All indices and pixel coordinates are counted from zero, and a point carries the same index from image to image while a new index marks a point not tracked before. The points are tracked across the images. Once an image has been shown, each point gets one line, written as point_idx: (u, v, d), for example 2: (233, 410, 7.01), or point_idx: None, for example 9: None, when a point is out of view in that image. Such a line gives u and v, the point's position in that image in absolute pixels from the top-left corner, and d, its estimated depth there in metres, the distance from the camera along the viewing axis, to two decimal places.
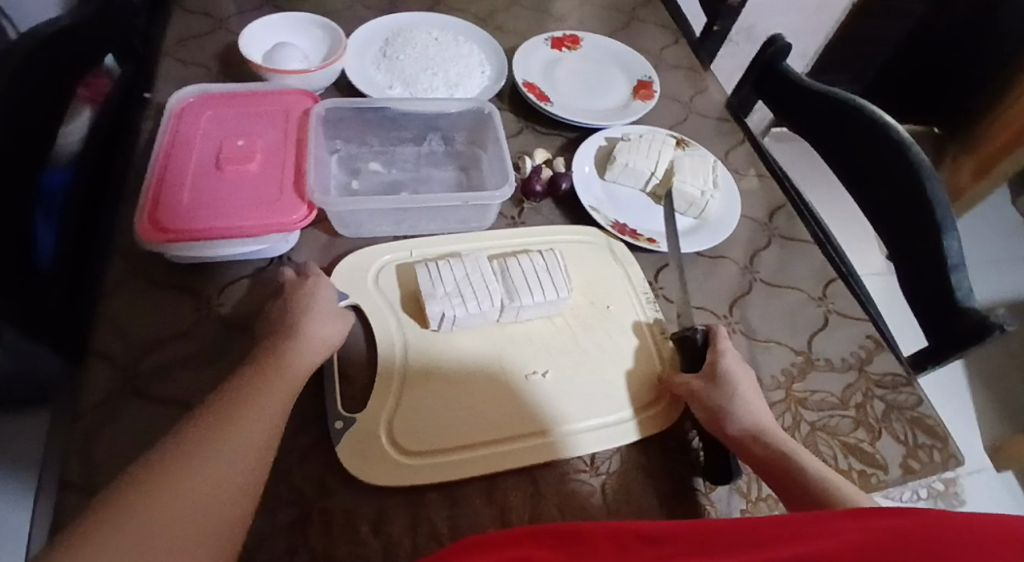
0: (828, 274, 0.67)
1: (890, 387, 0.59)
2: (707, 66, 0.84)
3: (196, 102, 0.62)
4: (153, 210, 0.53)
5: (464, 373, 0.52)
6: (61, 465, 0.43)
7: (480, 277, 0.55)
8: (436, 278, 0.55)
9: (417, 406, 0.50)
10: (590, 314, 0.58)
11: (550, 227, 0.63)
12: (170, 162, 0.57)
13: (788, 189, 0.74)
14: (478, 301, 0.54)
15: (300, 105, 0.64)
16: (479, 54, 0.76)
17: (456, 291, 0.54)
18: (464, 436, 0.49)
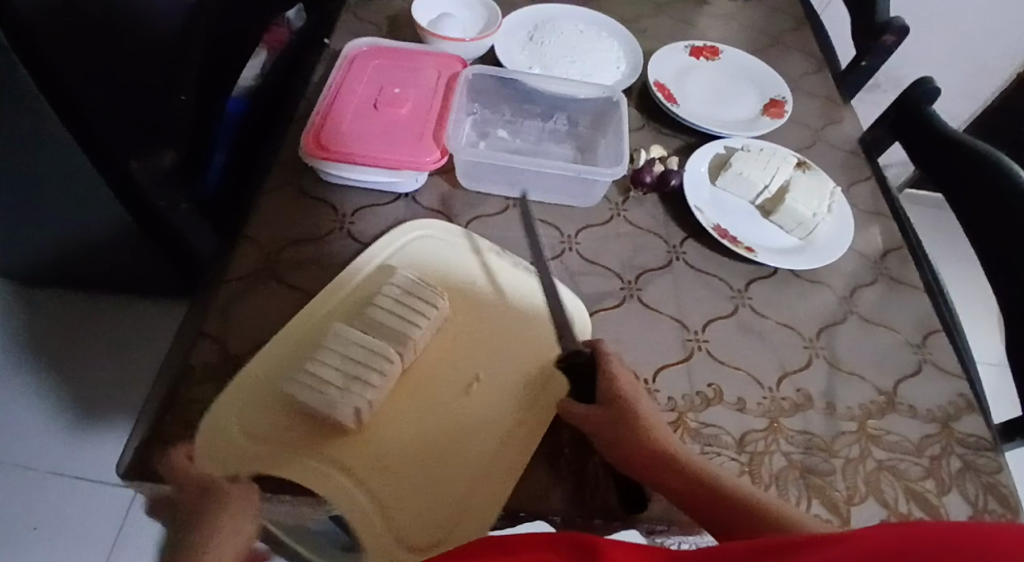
0: (932, 324, 0.65)
1: (973, 448, 0.56)
2: (846, 100, 0.83)
3: (365, 52, 0.70)
4: (314, 133, 0.62)
5: (382, 437, 0.47)
6: (201, 318, 0.52)
7: (357, 350, 0.47)
8: (315, 376, 0.46)
9: (356, 480, 0.45)
10: (517, 282, 0.59)
11: (395, 236, 0.59)
12: (336, 96, 0.65)
13: (907, 233, 0.72)
14: (372, 373, 0.47)
15: (451, 67, 0.71)
16: (620, 51, 0.80)
17: (341, 377, 0.46)
18: (453, 504, 0.45)
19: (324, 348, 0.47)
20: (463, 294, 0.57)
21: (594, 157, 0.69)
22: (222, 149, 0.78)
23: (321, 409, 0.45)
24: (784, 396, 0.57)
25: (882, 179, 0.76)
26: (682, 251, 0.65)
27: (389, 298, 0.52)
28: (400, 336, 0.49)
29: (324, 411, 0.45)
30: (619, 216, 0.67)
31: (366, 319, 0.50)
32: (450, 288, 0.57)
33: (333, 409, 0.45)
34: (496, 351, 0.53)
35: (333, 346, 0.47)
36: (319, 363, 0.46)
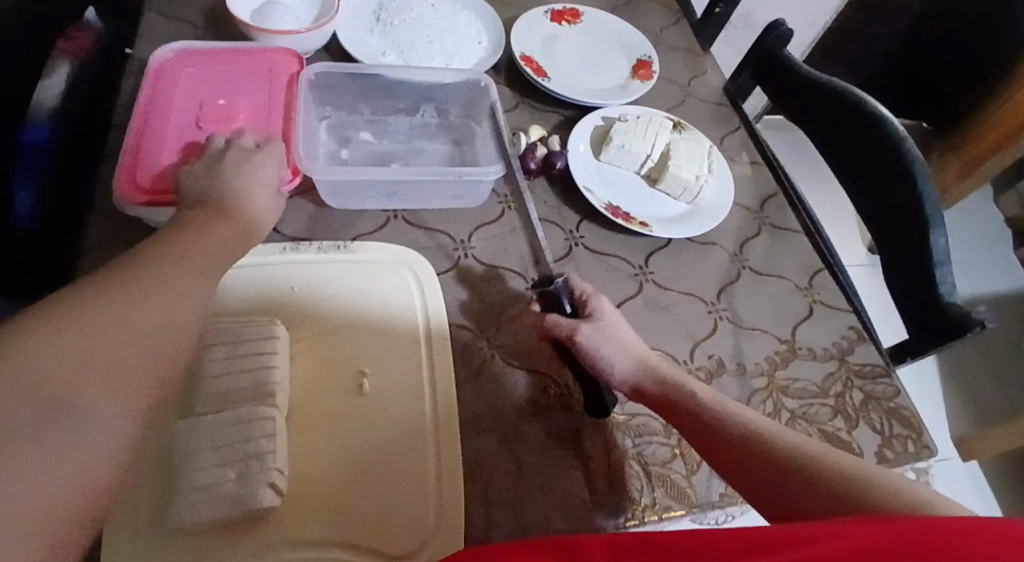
0: (815, 264, 0.67)
1: (869, 378, 0.60)
2: (706, 49, 0.84)
3: (178, 59, 0.60)
4: (130, 169, 0.52)
5: (310, 486, 0.46)
6: None
7: (222, 433, 0.44)
8: (198, 481, 0.43)
9: (307, 538, 0.44)
10: (395, 279, 0.56)
11: None
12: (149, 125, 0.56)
13: (780, 177, 0.74)
14: (259, 439, 0.44)
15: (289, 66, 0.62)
16: (478, 24, 0.74)
17: (224, 465, 0.43)
18: (415, 504, 0.46)
19: (187, 449, 0.44)
20: (310, 324, 0.53)
21: (471, 150, 0.64)
22: (29, 182, 0.55)
23: (230, 509, 0.42)
24: (700, 366, 0.57)
25: (750, 126, 0.77)
26: (579, 235, 0.63)
27: (217, 363, 0.48)
28: (260, 390, 0.47)
29: (235, 508, 0.42)
30: (509, 208, 0.63)
31: (212, 398, 0.46)
32: (314, 326, 0.53)
33: (241, 499, 0.42)
34: (365, 378, 0.51)
35: (198, 443, 0.44)
36: (194, 463, 0.43)
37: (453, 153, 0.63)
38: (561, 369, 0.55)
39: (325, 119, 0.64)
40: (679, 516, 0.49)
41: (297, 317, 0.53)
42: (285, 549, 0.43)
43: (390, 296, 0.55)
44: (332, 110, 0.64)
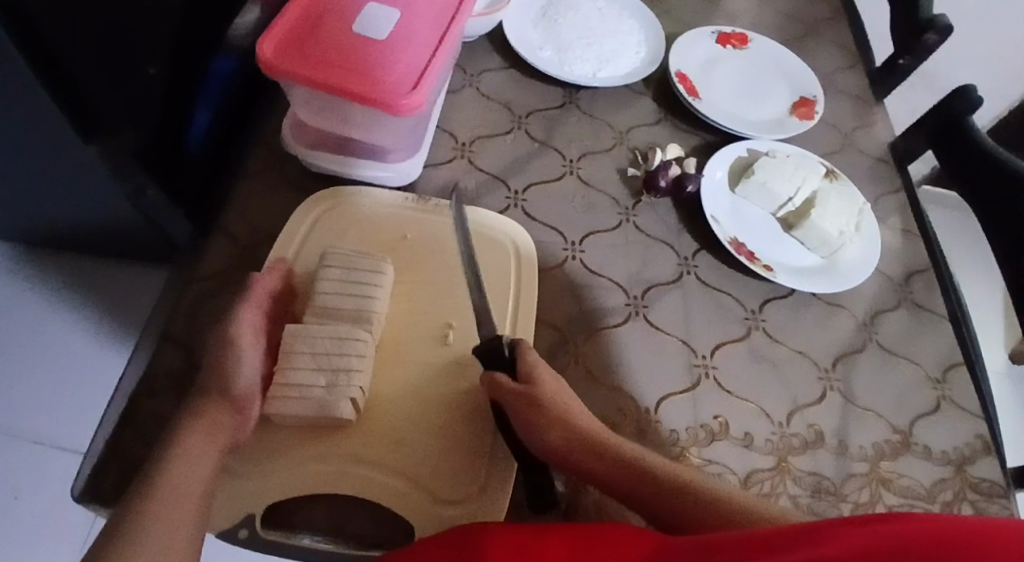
0: (955, 357, 0.60)
1: (985, 496, 0.52)
2: (880, 100, 0.77)
3: (297, 30, 0.53)
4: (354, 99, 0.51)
5: (376, 417, 0.46)
6: (168, 321, 0.49)
7: (323, 342, 0.45)
8: (294, 378, 0.44)
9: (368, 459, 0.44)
10: (497, 250, 0.57)
11: (327, 196, 0.56)
12: (314, 48, 0.52)
13: (934, 253, 0.67)
14: (350, 356, 0.45)
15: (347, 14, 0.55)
16: (640, 33, 0.74)
17: (318, 371, 0.44)
18: (462, 469, 0.45)
19: (286, 352, 0.45)
20: (417, 271, 0.54)
21: (599, 157, 0.66)
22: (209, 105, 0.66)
23: (313, 412, 0.43)
24: (795, 432, 0.53)
25: (912, 191, 0.70)
26: (694, 264, 0.61)
27: (330, 282, 0.48)
28: (360, 314, 0.48)
29: (319, 412, 0.43)
30: (628, 221, 0.62)
31: (317, 309, 0.47)
32: (419, 270, 0.54)
33: (326, 405, 0.44)
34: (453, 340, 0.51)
35: (296, 346, 0.45)
36: (293, 359, 0.44)
37: (584, 148, 0.66)
38: (646, 393, 0.53)
39: (474, 84, 0.69)
40: None
41: (403, 263, 0.54)
42: (341, 476, 0.43)
43: (493, 266, 0.56)
44: (471, 71, 0.69)
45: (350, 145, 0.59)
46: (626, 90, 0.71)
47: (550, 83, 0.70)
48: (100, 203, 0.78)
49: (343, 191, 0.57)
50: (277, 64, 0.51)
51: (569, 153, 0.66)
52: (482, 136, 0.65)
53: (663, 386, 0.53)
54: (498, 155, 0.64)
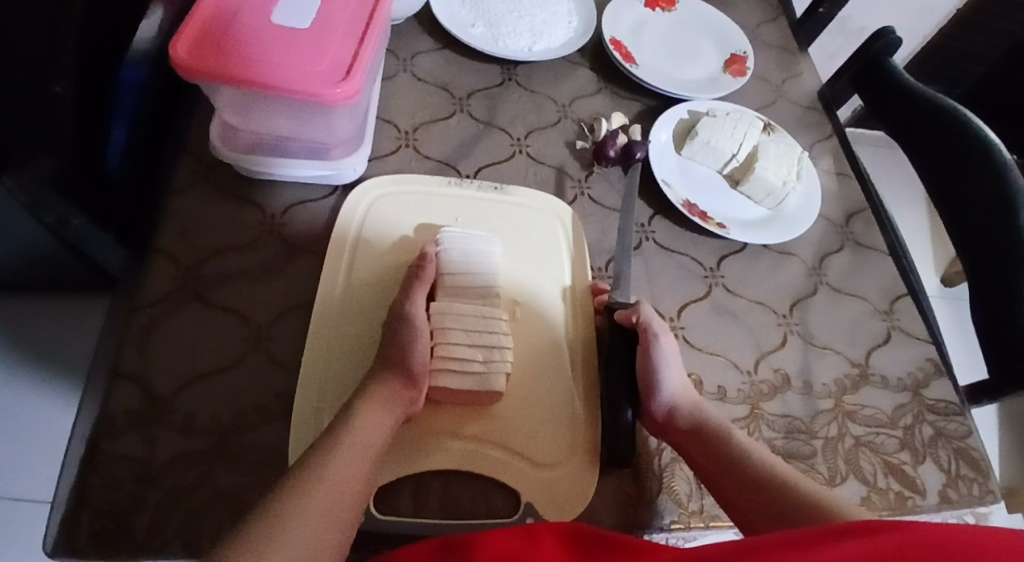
0: (899, 289, 0.63)
1: (941, 414, 0.56)
2: (803, 49, 0.80)
3: (212, 28, 0.50)
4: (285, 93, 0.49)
5: None
6: (117, 355, 0.46)
7: (470, 320, 0.48)
8: (451, 354, 0.46)
9: (479, 439, 0.46)
10: (545, 226, 0.58)
11: (404, 177, 0.58)
12: (234, 45, 0.50)
13: (869, 193, 0.70)
14: (497, 333, 0.48)
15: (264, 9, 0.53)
16: (569, 3, 0.73)
17: (473, 346, 0.47)
18: (547, 437, 0.47)
19: (439, 329, 0.47)
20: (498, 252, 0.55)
21: (545, 132, 0.66)
22: (123, 121, 0.63)
23: (472, 388, 0.46)
24: (763, 378, 0.55)
25: (843, 136, 0.73)
26: (650, 229, 0.62)
27: (453, 263, 0.50)
28: (489, 292, 0.50)
29: (475, 388, 0.46)
30: (582, 194, 0.62)
31: (449, 290, 0.49)
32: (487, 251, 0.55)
33: (484, 378, 0.46)
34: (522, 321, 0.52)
35: (447, 324, 0.47)
36: None
37: (528, 125, 0.66)
38: None
39: (409, 69, 0.67)
40: (726, 527, 0.46)
41: (369, 261, 0.53)
42: None
43: (547, 242, 0.57)
44: (402, 54, 0.68)
45: (288, 145, 0.57)
46: (562, 61, 0.71)
47: (485, 61, 0.69)
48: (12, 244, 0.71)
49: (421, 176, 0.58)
50: (196, 64, 0.48)
51: (515, 131, 0.65)
52: (425, 123, 0.64)
53: None
54: (444, 140, 0.63)
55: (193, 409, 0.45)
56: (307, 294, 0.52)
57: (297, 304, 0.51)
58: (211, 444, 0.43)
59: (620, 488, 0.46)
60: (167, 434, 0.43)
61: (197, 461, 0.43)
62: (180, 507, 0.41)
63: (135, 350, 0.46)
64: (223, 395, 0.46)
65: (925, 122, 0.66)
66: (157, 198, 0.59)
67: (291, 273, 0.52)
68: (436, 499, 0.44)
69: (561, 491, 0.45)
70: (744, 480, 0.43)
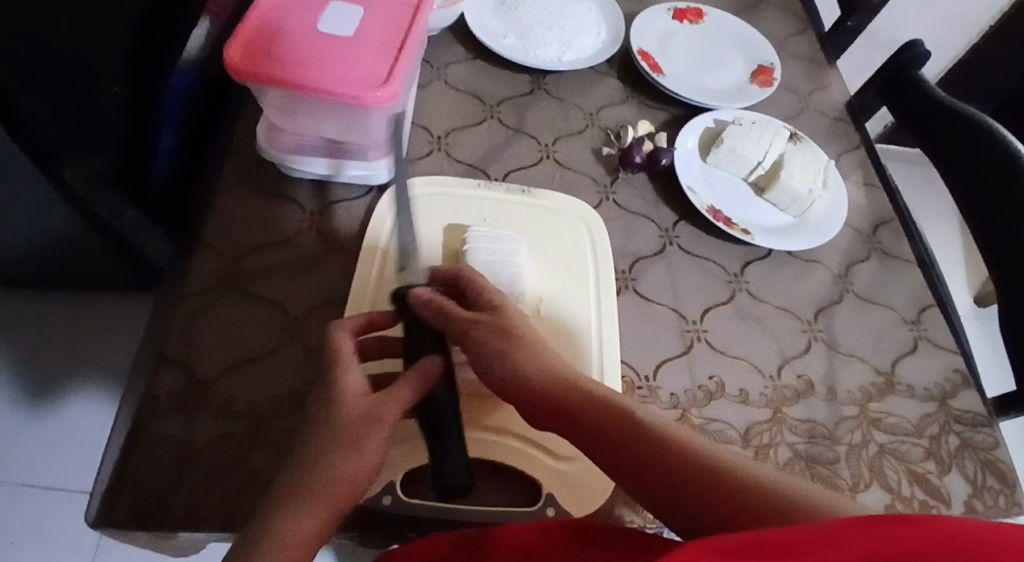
0: (926, 299, 0.63)
1: (969, 425, 0.55)
2: (831, 62, 0.80)
3: (261, 35, 0.53)
4: (327, 95, 0.51)
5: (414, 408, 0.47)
6: (161, 340, 0.48)
7: None
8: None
9: (502, 430, 0.47)
10: (573, 229, 0.59)
11: (434, 180, 0.60)
12: (281, 51, 0.52)
13: (897, 204, 0.70)
14: None
15: (310, 18, 0.55)
16: (598, 15, 0.75)
17: None
18: (575, 433, 0.48)
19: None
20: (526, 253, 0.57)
21: (573, 138, 0.67)
22: (170, 127, 0.65)
23: None
24: (786, 383, 0.55)
25: (870, 146, 0.74)
26: (675, 234, 0.63)
27: (480, 261, 0.52)
28: (515, 285, 0.52)
29: None
30: (608, 199, 0.64)
31: None
32: None
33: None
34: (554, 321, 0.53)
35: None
36: None
37: (557, 131, 0.68)
38: (642, 362, 0.54)
39: (443, 77, 0.69)
40: None
41: (400, 257, 0.54)
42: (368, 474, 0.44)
43: (575, 245, 0.58)
44: (436, 63, 0.70)
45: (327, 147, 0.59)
46: (590, 71, 0.73)
47: (516, 71, 0.71)
48: (63, 237, 0.75)
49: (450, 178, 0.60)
50: (245, 68, 0.50)
51: (544, 137, 0.67)
52: (456, 128, 0.66)
53: (660, 354, 0.55)
54: (474, 145, 0.65)
55: (231, 393, 0.47)
56: (340, 289, 0.53)
57: (331, 297, 0.53)
58: (247, 427, 0.45)
59: None
60: (206, 416, 0.45)
61: (234, 442, 0.44)
62: (216, 486, 0.42)
63: (179, 336, 0.49)
64: (259, 381, 0.48)
65: (953, 132, 0.66)
66: (202, 197, 0.62)
67: (325, 270, 0.54)
68: None
69: (584, 486, 0.46)
70: (698, 490, 0.37)
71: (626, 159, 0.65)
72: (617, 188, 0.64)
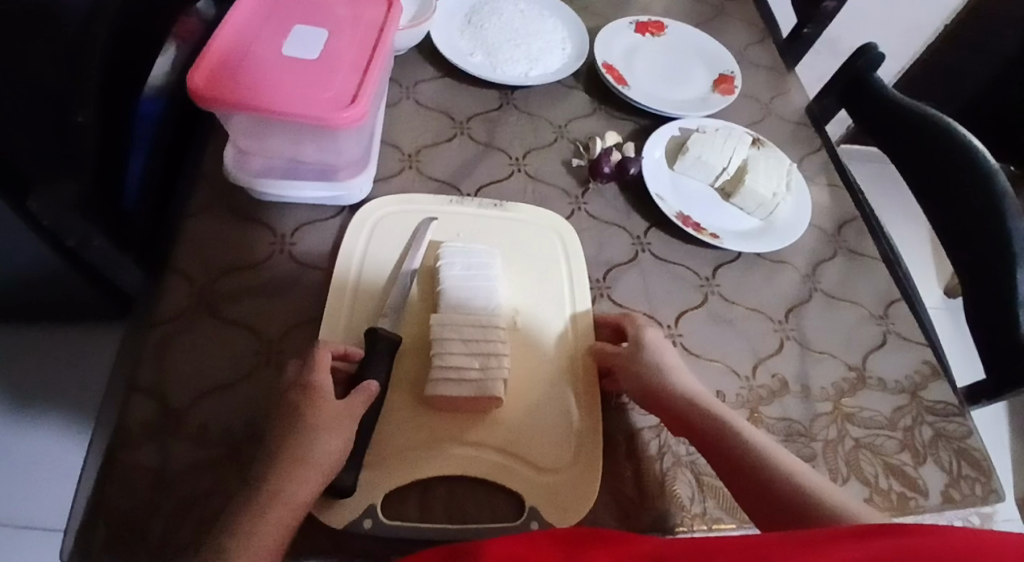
0: (893, 294, 0.65)
1: (941, 415, 0.57)
2: (790, 68, 0.83)
3: (226, 61, 0.53)
4: (295, 117, 0.52)
5: (393, 426, 0.47)
6: (133, 369, 0.48)
7: (468, 330, 0.49)
8: (448, 362, 0.48)
9: (484, 446, 0.47)
10: (543, 240, 0.60)
11: (403, 199, 0.60)
12: (247, 76, 0.52)
13: (861, 203, 0.72)
14: (495, 342, 0.49)
15: (275, 42, 0.56)
16: (563, 31, 0.77)
17: (471, 354, 0.48)
18: (553, 442, 0.48)
19: (436, 340, 0.48)
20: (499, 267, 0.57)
21: (542, 151, 0.68)
22: (141, 152, 0.68)
23: (473, 394, 0.47)
24: (762, 383, 0.56)
25: (832, 148, 0.76)
26: (646, 241, 0.64)
27: (453, 278, 0.53)
28: (491, 303, 0.52)
29: (475, 393, 0.47)
30: (579, 209, 0.64)
31: (450, 302, 0.51)
32: None
33: (482, 386, 0.47)
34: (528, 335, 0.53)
35: (445, 334, 0.48)
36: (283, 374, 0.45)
37: (526, 144, 0.69)
38: None
39: (411, 95, 0.70)
40: (730, 529, 0.47)
41: (373, 277, 0.55)
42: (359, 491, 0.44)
43: (547, 256, 0.59)
44: (404, 82, 0.71)
45: (297, 169, 0.59)
46: (557, 85, 0.74)
47: (483, 87, 0.72)
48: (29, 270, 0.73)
49: (419, 196, 0.61)
50: (211, 94, 0.51)
51: (514, 151, 0.68)
52: (427, 145, 0.67)
53: None
54: (445, 162, 0.66)
55: (206, 419, 0.46)
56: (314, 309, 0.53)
57: (304, 320, 0.53)
58: (223, 453, 0.45)
59: (622, 492, 0.47)
60: (181, 443, 0.45)
61: (209, 469, 0.44)
62: (193, 514, 0.42)
63: (152, 364, 0.48)
64: (234, 406, 0.47)
65: (909, 132, 0.68)
66: (172, 223, 0.61)
67: (299, 291, 0.54)
68: (443, 496, 0.45)
69: (564, 494, 0.46)
70: (747, 483, 0.45)
71: (595, 170, 0.66)
72: (587, 199, 0.65)
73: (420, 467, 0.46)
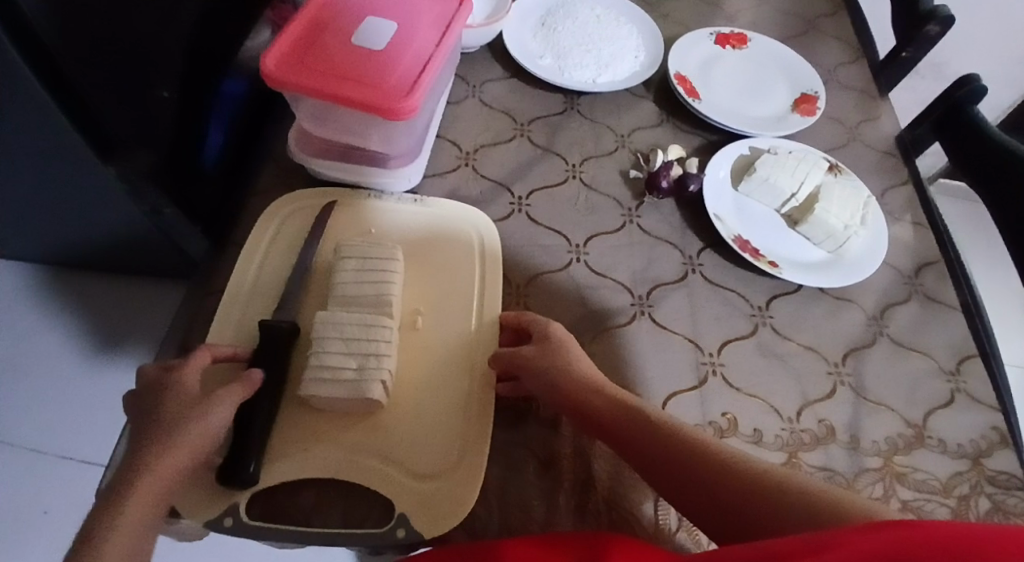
0: (967, 348, 0.59)
1: (1004, 488, 0.51)
2: (884, 93, 0.77)
3: (297, 46, 0.54)
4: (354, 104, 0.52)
5: (286, 425, 0.46)
6: (186, 334, 0.50)
7: (352, 328, 0.47)
8: (324, 361, 0.45)
9: (362, 448, 0.45)
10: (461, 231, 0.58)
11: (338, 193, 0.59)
12: (314, 63, 0.54)
13: (945, 245, 0.66)
14: (379, 342, 0.47)
15: (345, 31, 0.57)
16: (638, 38, 0.75)
17: (348, 354, 0.46)
18: (438, 448, 0.45)
19: (317, 338, 0.46)
20: (418, 262, 0.55)
21: (604, 159, 0.67)
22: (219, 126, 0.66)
23: (346, 394, 0.45)
24: (805, 427, 0.52)
25: (919, 183, 0.70)
26: (699, 262, 0.61)
27: (348, 271, 0.50)
28: (379, 300, 0.49)
29: (350, 395, 0.45)
30: (632, 222, 0.62)
31: (340, 298, 0.49)
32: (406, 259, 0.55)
33: (358, 387, 0.45)
34: (425, 342, 0.50)
35: (325, 333, 0.46)
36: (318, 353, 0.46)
37: (587, 152, 0.67)
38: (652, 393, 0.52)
39: (477, 93, 0.70)
40: None
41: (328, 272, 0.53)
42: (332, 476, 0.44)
43: (468, 253, 0.56)
44: (471, 80, 0.71)
45: (352, 153, 0.61)
46: (626, 93, 0.72)
47: (551, 90, 0.71)
48: None
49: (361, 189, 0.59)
50: (280, 77, 0.52)
51: (572, 157, 0.66)
52: (485, 145, 0.66)
53: (671, 385, 0.53)
54: (501, 162, 0.65)
55: None
56: None
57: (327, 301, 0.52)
58: None
59: (636, 518, 0.44)
60: None
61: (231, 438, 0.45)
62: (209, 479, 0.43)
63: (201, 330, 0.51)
64: None
65: None
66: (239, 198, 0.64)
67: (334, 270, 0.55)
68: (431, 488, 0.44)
69: (437, 504, 0.43)
70: (732, 506, 0.42)
71: (652, 184, 0.63)
72: (643, 212, 0.63)
73: (315, 464, 0.44)
